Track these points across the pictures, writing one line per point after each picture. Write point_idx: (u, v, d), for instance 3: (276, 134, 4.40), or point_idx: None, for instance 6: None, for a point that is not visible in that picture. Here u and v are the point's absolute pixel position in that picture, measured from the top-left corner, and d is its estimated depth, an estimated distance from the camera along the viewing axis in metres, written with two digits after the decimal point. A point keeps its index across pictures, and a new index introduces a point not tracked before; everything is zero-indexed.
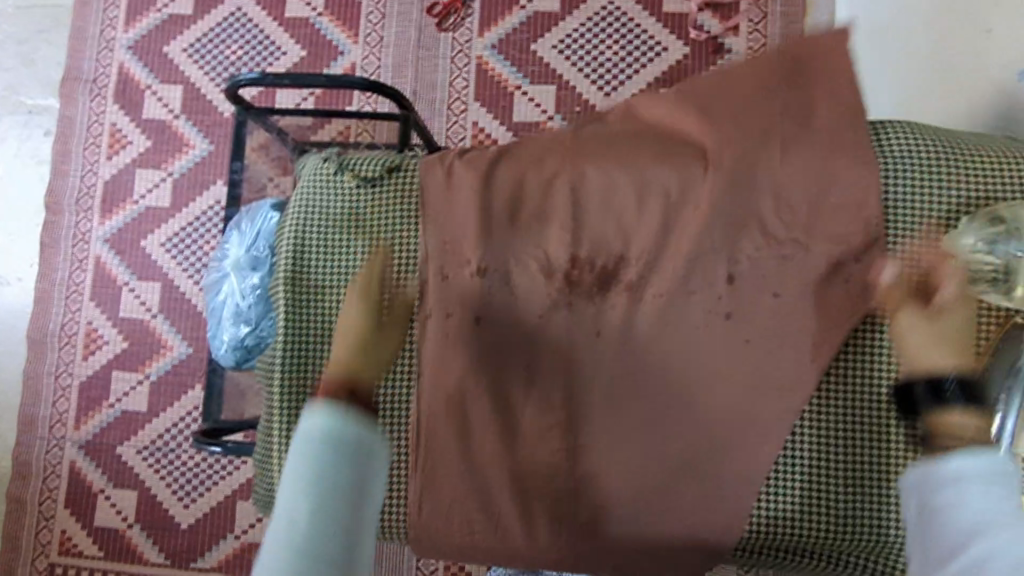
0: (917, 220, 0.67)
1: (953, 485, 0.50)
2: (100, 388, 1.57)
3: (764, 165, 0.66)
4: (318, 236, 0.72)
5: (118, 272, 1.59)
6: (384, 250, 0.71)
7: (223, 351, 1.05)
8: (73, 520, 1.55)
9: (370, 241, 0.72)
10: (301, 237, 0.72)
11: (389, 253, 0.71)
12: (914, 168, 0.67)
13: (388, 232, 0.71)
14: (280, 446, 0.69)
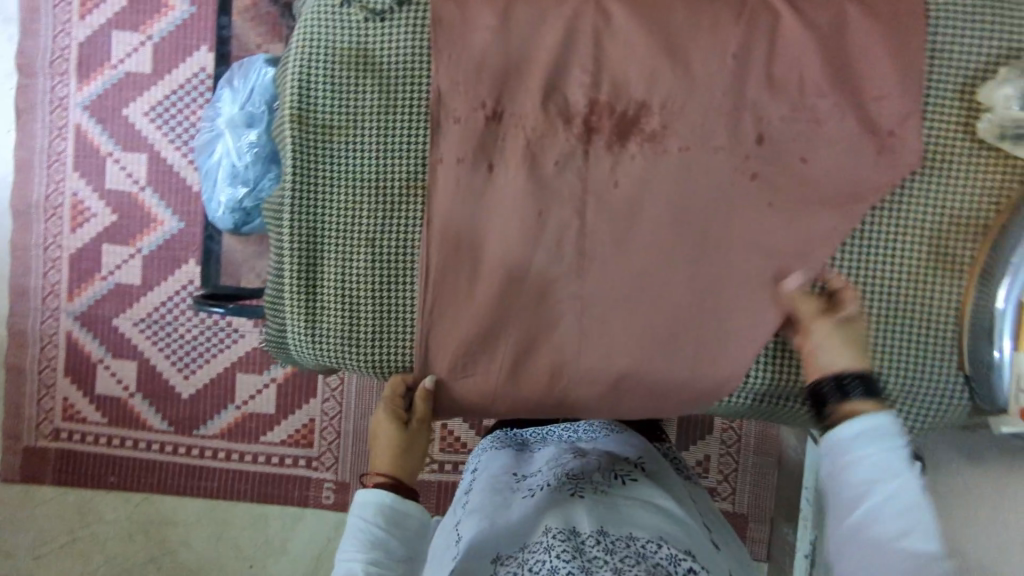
0: (956, 71, 0.65)
1: (851, 453, 0.59)
2: (91, 261, 1.54)
3: (780, 30, 0.67)
4: (325, 71, 0.68)
5: (101, 142, 1.52)
6: (393, 86, 0.68)
7: (220, 214, 1.03)
8: (74, 388, 1.57)
9: (378, 76, 0.68)
10: (307, 73, 0.68)
11: (398, 90, 0.68)
12: (957, 16, 0.65)
13: (397, 67, 0.68)
14: (292, 287, 0.69)
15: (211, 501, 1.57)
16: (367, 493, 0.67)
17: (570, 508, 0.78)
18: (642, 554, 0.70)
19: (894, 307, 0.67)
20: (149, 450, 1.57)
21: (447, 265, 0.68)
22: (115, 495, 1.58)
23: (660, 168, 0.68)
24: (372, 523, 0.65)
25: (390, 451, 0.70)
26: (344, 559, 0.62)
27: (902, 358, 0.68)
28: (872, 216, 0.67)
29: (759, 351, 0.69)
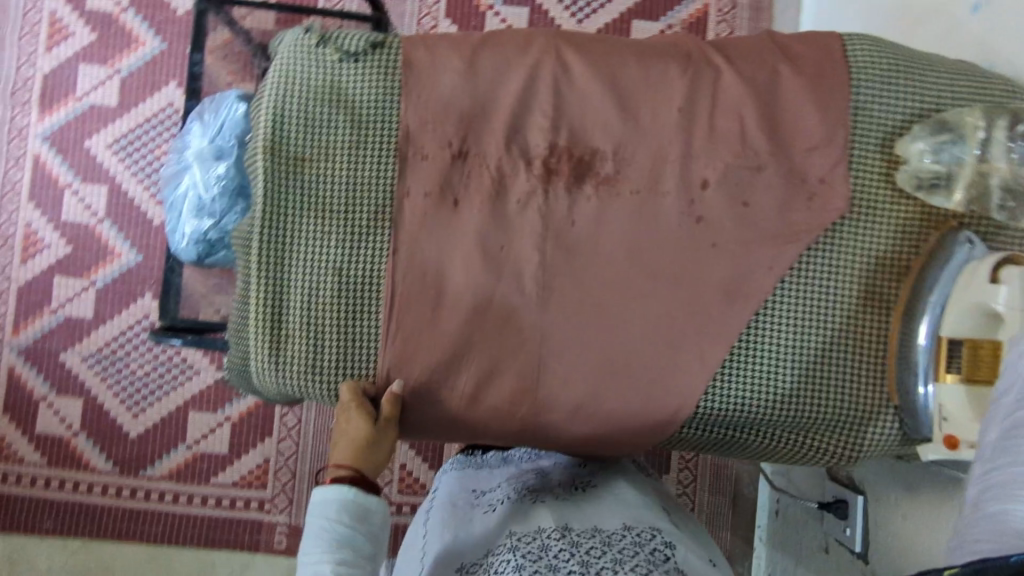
0: (878, 126, 0.72)
1: None
2: (41, 293, 1.50)
3: (722, 85, 0.73)
4: (299, 105, 0.71)
5: (60, 173, 1.51)
6: (364, 121, 0.71)
7: (184, 245, 1.04)
8: (12, 426, 1.50)
9: (349, 111, 0.71)
10: (281, 107, 0.71)
11: (368, 125, 0.71)
12: (873, 79, 0.73)
13: (368, 104, 0.71)
14: (257, 312, 0.70)
15: (155, 547, 1.50)
16: (333, 489, 0.67)
17: (532, 512, 0.79)
18: (607, 544, 0.70)
19: (830, 341, 0.71)
20: (90, 492, 1.50)
21: (413, 291, 0.70)
22: (50, 542, 1.49)
23: (617, 206, 0.72)
24: (336, 523, 0.66)
25: (354, 450, 0.69)
26: (313, 560, 0.64)
27: (836, 391, 0.71)
28: (809, 256, 0.71)
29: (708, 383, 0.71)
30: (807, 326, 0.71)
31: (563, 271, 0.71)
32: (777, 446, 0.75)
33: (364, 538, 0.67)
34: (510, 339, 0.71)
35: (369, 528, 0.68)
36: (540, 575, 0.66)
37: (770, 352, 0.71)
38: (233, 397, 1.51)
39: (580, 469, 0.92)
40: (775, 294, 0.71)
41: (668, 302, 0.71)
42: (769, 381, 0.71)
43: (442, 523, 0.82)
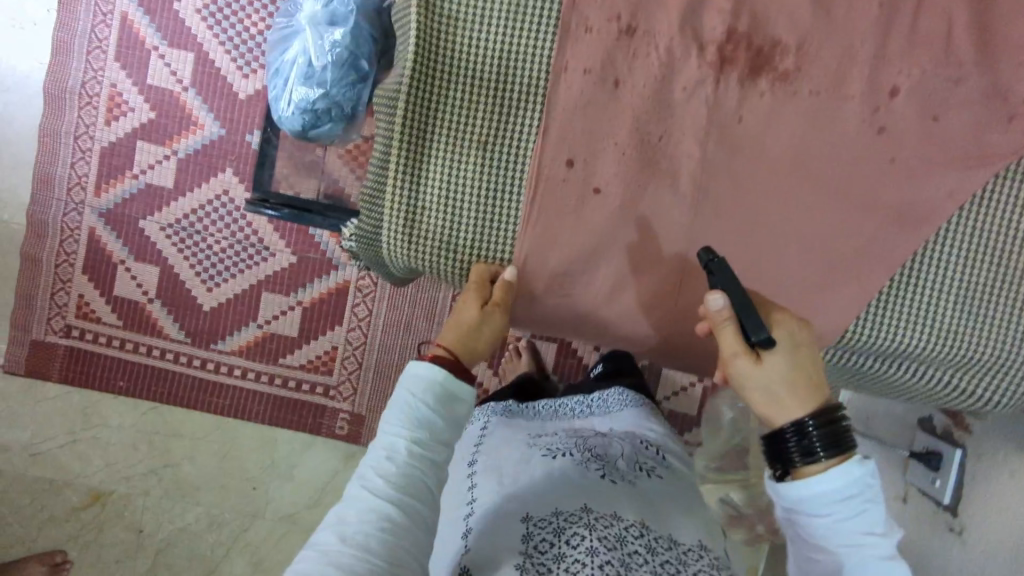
0: None
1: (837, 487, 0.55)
2: (124, 157, 1.49)
3: None
4: None
5: (147, 34, 1.46)
6: None
7: (289, 114, 1.00)
8: (91, 286, 1.53)
9: None
10: None
11: None
12: None
13: None
14: (395, 184, 0.66)
15: (222, 418, 1.55)
16: (419, 365, 0.59)
17: (605, 488, 0.71)
18: (682, 563, 0.64)
19: (1000, 281, 0.66)
20: (163, 358, 1.54)
21: (560, 178, 0.66)
22: (122, 401, 1.55)
23: (789, 108, 0.65)
24: (419, 398, 0.57)
25: (458, 325, 0.64)
26: (387, 433, 0.55)
27: (999, 333, 0.67)
28: (997, 185, 0.65)
29: (862, 310, 0.67)
30: (979, 262, 0.66)
31: (722, 174, 0.66)
32: (918, 385, 0.71)
33: (444, 425, 0.57)
34: (656, 241, 0.66)
35: (451, 416, 0.58)
36: (616, 567, 0.59)
37: (934, 285, 0.66)
38: (306, 282, 1.52)
39: (644, 450, 0.84)
40: (952, 222, 0.65)
41: (832, 219, 0.66)
42: (927, 315, 0.67)
43: (497, 475, 0.75)
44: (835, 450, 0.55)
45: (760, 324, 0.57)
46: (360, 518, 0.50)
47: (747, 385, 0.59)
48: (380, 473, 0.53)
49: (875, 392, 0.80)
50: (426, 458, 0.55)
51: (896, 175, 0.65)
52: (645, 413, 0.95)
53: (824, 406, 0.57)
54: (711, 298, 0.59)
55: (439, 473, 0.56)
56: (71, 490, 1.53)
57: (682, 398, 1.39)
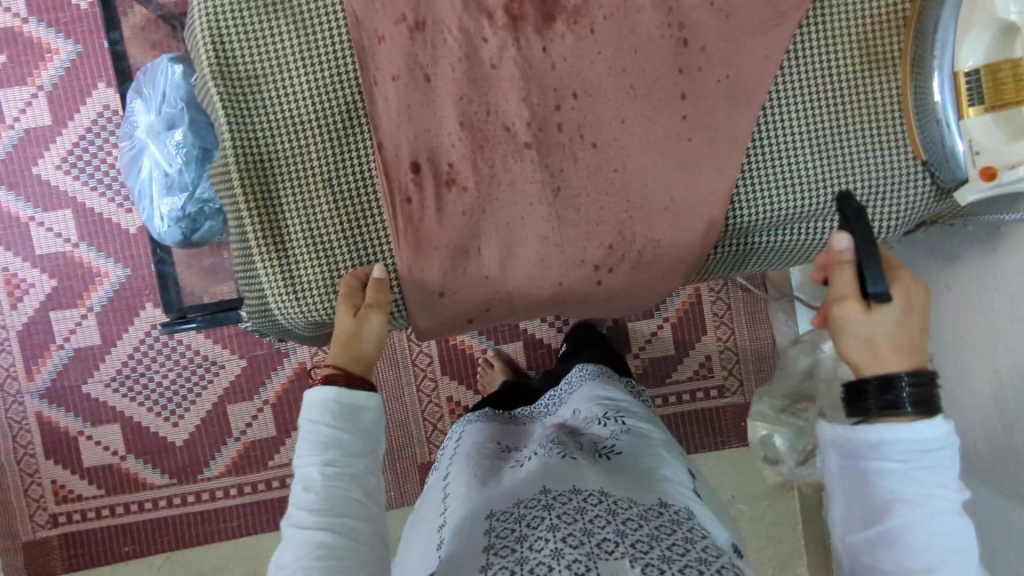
0: None
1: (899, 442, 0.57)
2: (43, 332, 1.47)
3: None
4: (233, 20, 0.65)
5: (19, 208, 1.45)
6: (307, 19, 0.65)
7: (165, 228, 0.99)
8: (60, 468, 1.50)
9: (289, 13, 0.66)
10: (217, 27, 0.65)
11: (313, 22, 0.66)
12: None
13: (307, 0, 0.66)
14: (259, 249, 0.67)
15: (236, 541, 1.52)
16: (311, 392, 0.59)
17: (567, 468, 0.79)
18: (643, 518, 0.70)
19: (835, 119, 0.69)
20: (157, 508, 1.51)
21: (415, 182, 0.67)
22: (133, 564, 1.51)
23: (591, 38, 0.67)
24: (319, 423, 0.57)
25: (339, 337, 0.63)
26: (300, 467, 0.56)
27: (855, 166, 0.70)
28: (802, 37, 0.68)
29: (731, 196, 0.70)
30: (808, 111, 0.69)
31: (558, 122, 0.67)
32: (811, 240, 0.74)
33: (355, 437, 0.58)
34: (525, 207, 0.68)
35: (358, 426, 0.59)
36: (578, 537, 0.65)
37: (778, 148, 0.70)
38: (265, 380, 1.50)
39: (602, 427, 0.92)
40: (776, 86, 0.69)
41: (672, 123, 0.68)
42: (789, 177, 0.70)
43: (469, 480, 0.83)
44: (926, 413, 0.57)
45: (880, 276, 0.59)
46: (295, 558, 0.52)
47: (846, 330, 0.61)
48: (303, 513, 0.54)
49: (789, 262, 0.82)
50: (342, 475, 0.56)
51: (711, 60, 0.67)
52: (604, 386, 1.03)
53: (922, 368, 0.59)
54: (838, 239, 0.61)
55: (365, 483, 0.57)
56: None
57: (655, 345, 1.47)
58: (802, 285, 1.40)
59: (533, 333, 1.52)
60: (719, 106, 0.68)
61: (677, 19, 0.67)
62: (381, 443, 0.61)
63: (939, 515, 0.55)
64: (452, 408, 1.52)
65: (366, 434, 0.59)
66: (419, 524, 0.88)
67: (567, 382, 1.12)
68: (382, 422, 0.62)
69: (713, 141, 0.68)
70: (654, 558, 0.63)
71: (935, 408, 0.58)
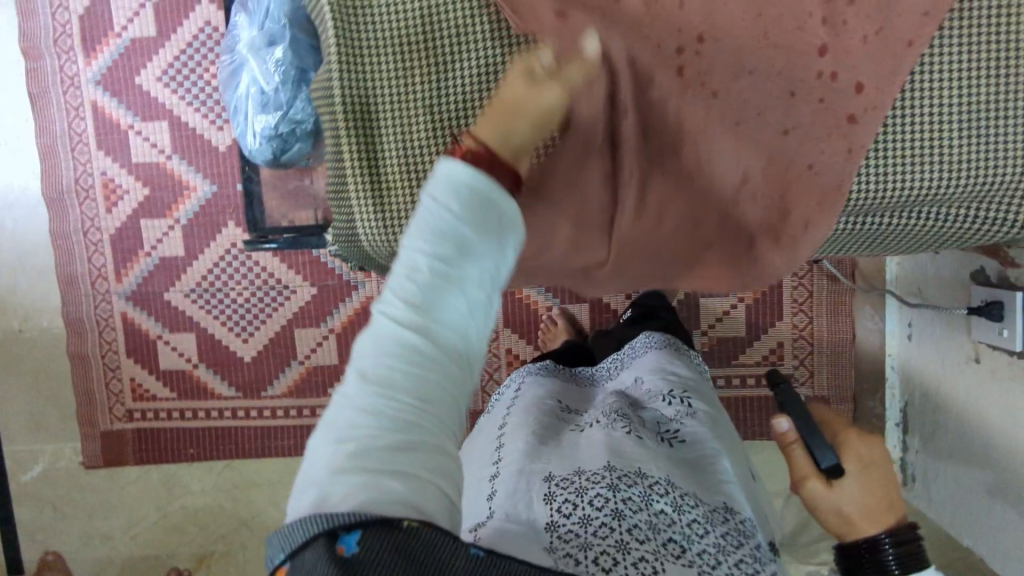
0: None
1: None
2: (133, 238, 1.54)
3: None
4: None
5: (120, 116, 1.50)
6: None
7: (257, 145, 1.01)
8: (138, 367, 1.59)
9: None
10: None
11: None
12: None
13: None
14: (353, 171, 0.66)
15: (291, 458, 1.59)
16: (446, 164, 0.52)
17: (633, 448, 0.76)
18: (710, 522, 0.70)
19: (985, 97, 0.61)
20: (221, 417, 1.58)
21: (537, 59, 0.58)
22: (197, 466, 1.60)
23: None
24: (445, 202, 0.50)
25: (501, 112, 0.56)
26: (408, 247, 0.49)
27: (1003, 153, 0.62)
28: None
29: (855, 182, 0.64)
30: (953, 86, 0.61)
31: (678, 67, 0.62)
32: (929, 228, 0.69)
33: (472, 226, 0.50)
34: None
35: (480, 220, 0.50)
36: (643, 531, 0.65)
37: (910, 127, 0.62)
38: (333, 309, 1.54)
39: (666, 405, 0.88)
40: (927, 55, 0.61)
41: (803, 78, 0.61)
42: (928, 164, 0.63)
43: (529, 436, 0.81)
44: (910, 567, 0.63)
45: (828, 451, 0.70)
46: (379, 350, 0.47)
47: (821, 506, 0.70)
48: (396, 309, 0.48)
49: (894, 248, 0.76)
50: (451, 272, 0.48)
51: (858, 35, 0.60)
52: (670, 356, 1.00)
53: (901, 527, 0.66)
54: (779, 423, 0.75)
55: (472, 285, 0.49)
56: (176, 559, 1.60)
57: (725, 325, 1.40)
58: (899, 279, 1.31)
59: (600, 296, 1.49)
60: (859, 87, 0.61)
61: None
62: (510, 240, 0.53)
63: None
64: (510, 360, 1.51)
65: (489, 225, 0.51)
66: (469, 465, 0.87)
67: (629, 347, 1.09)
68: (515, 215, 0.53)
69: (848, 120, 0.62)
70: None
71: (921, 559, 0.64)
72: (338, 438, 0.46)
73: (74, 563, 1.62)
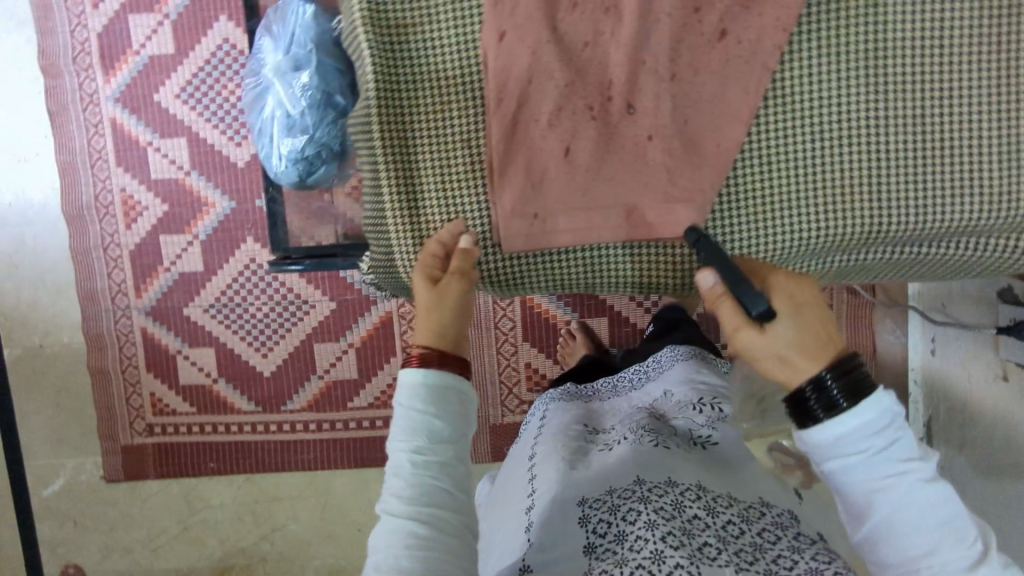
0: None
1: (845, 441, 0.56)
2: (152, 254, 1.54)
3: None
4: None
5: (139, 133, 1.50)
6: None
7: (282, 168, 1.00)
8: (158, 382, 1.59)
9: None
10: None
11: None
12: None
13: None
14: (393, 204, 0.70)
15: (311, 472, 1.59)
16: (406, 371, 0.60)
17: (662, 461, 0.75)
18: (745, 520, 0.68)
19: (987, 127, 0.65)
20: (241, 431, 1.58)
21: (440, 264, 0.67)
22: (217, 480, 1.60)
23: None
24: (412, 407, 0.59)
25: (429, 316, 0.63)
26: (393, 453, 0.58)
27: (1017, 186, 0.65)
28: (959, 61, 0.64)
29: (883, 221, 0.66)
30: (957, 120, 0.65)
31: None
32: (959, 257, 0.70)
33: (442, 412, 0.59)
34: None
35: (446, 405, 0.59)
36: (678, 537, 0.63)
37: (924, 170, 0.65)
38: (352, 324, 1.54)
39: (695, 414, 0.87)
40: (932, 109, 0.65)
41: (827, 108, 0.65)
42: (947, 202, 0.65)
43: (558, 460, 0.80)
44: (859, 396, 0.56)
45: (758, 296, 0.60)
46: (390, 528, 0.56)
47: (756, 353, 0.60)
48: (391, 517, 0.56)
49: (907, 276, 0.78)
50: (431, 462, 0.57)
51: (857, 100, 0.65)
52: (694, 366, 1.00)
53: (840, 359, 0.58)
54: (705, 278, 0.64)
55: (447, 467, 0.58)
56: (196, 573, 1.61)
57: None
58: (921, 293, 1.29)
59: (619, 310, 1.48)
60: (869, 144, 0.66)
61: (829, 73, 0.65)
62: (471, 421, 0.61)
63: (912, 484, 0.55)
64: (530, 374, 1.51)
65: (453, 408, 0.60)
66: (503, 500, 0.87)
67: (654, 360, 1.07)
68: (471, 398, 0.62)
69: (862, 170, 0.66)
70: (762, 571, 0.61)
71: (866, 384, 0.57)
72: None
73: None
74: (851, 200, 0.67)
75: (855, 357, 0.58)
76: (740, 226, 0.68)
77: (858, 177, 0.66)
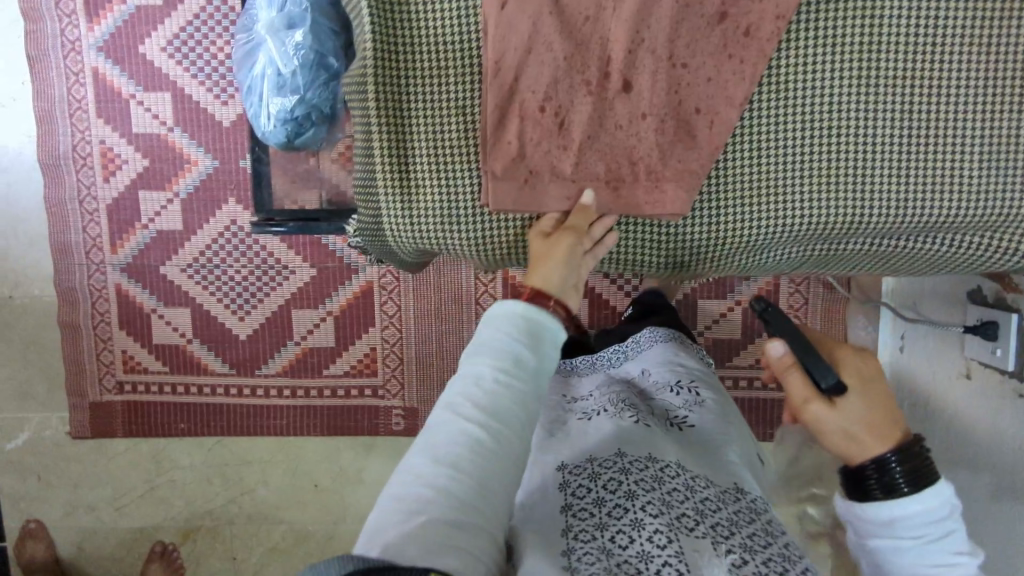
0: None
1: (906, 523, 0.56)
2: (130, 209, 1.51)
3: None
4: None
5: (122, 85, 1.47)
6: None
7: (271, 128, 0.99)
8: (131, 340, 1.57)
9: None
10: None
11: None
12: None
13: None
14: (385, 168, 0.70)
15: (283, 437, 1.59)
16: (505, 304, 0.64)
17: (641, 435, 0.77)
18: (721, 500, 0.70)
19: (974, 125, 0.66)
20: (214, 394, 1.58)
21: (541, 224, 0.71)
22: (187, 441, 1.60)
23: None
24: (508, 332, 0.62)
25: (543, 268, 0.68)
26: (475, 364, 0.60)
27: (994, 188, 0.67)
28: (949, 59, 0.66)
29: (858, 211, 0.69)
30: (945, 118, 0.67)
31: None
32: (933, 253, 0.73)
33: (527, 342, 0.61)
34: None
35: (534, 341, 0.62)
36: (658, 506, 0.65)
37: (905, 165, 0.68)
38: (332, 292, 1.53)
39: (674, 396, 0.90)
40: (913, 105, 0.67)
41: (816, 99, 0.68)
42: (923, 199, 0.68)
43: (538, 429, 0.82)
44: (923, 484, 0.56)
45: (829, 369, 0.58)
46: (460, 420, 0.56)
47: (824, 428, 0.59)
48: (462, 409, 0.57)
49: (886, 268, 0.80)
50: (512, 382, 0.59)
51: (845, 92, 0.67)
52: (674, 348, 1.02)
53: (907, 441, 0.57)
54: (774, 346, 0.62)
55: (525, 394, 0.60)
56: (162, 533, 1.60)
57: (722, 327, 1.43)
58: (894, 291, 1.33)
59: (600, 292, 1.50)
60: (852, 137, 0.68)
61: (819, 63, 0.67)
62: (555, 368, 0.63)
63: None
64: None
65: (537, 345, 0.62)
66: None
67: (633, 341, 1.09)
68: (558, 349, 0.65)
69: (842, 161, 0.68)
70: (735, 545, 0.63)
71: (933, 474, 0.56)
72: (401, 509, 0.52)
73: (57, 533, 1.61)
74: (832, 192, 0.69)
75: (920, 443, 0.57)
76: (721, 210, 0.71)
77: (840, 167, 0.68)
